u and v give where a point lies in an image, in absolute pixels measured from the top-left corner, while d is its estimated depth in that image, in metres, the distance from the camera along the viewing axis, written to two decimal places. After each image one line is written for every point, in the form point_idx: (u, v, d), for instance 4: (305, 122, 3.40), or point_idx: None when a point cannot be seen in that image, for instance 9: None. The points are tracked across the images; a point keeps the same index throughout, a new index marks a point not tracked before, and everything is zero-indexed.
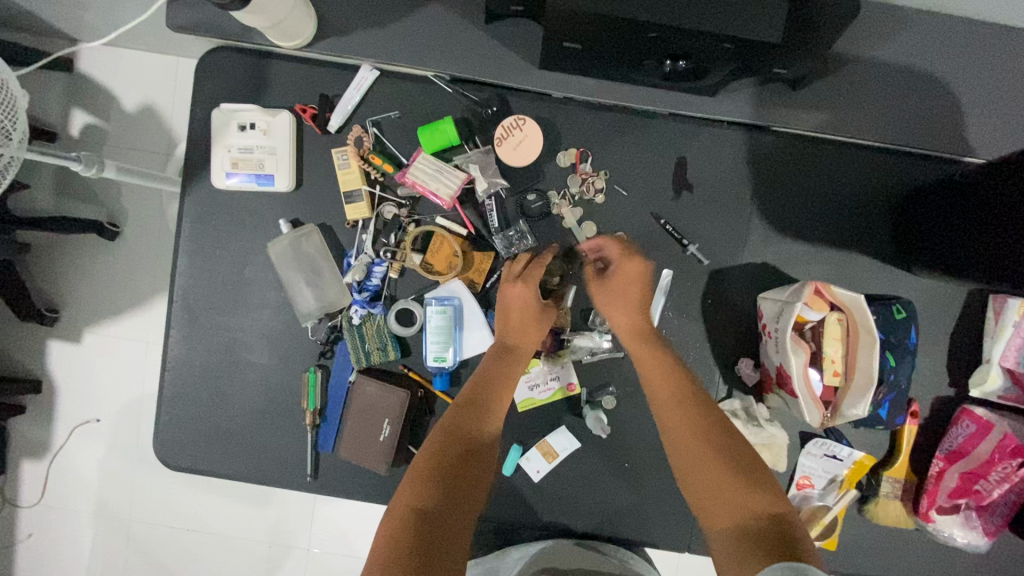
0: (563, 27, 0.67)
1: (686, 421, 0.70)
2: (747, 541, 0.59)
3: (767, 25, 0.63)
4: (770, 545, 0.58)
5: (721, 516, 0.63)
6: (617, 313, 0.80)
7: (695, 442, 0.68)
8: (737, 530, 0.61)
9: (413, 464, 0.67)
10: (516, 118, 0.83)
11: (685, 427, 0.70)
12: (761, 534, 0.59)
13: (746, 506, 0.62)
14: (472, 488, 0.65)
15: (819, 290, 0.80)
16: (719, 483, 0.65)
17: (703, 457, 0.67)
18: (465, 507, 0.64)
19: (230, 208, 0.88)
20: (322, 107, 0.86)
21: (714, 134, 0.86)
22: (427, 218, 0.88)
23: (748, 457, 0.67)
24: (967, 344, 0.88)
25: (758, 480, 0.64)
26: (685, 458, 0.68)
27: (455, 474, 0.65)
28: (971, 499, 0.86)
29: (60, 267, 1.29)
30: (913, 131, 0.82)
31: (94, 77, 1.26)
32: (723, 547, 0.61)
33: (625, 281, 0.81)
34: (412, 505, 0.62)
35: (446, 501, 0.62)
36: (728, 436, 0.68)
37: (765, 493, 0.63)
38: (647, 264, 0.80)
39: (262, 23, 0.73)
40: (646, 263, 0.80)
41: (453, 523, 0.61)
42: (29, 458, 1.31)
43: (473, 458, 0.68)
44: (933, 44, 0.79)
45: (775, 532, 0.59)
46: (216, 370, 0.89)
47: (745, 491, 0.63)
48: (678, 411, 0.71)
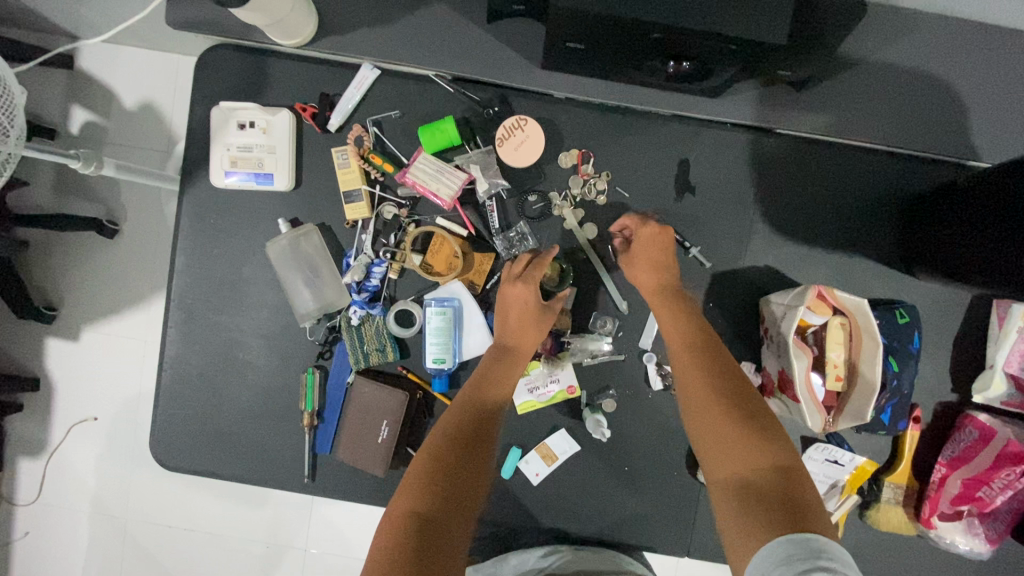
0: (565, 26, 0.67)
1: (702, 381, 0.69)
2: (752, 497, 0.57)
3: (772, 25, 0.62)
4: (774, 504, 0.56)
5: (725, 471, 0.62)
6: (641, 274, 0.81)
7: (708, 396, 0.67)
8: (740, 487, 0.59)
9: (416, 462, 0.67)
10: (517, 119, 0.82)
11: (697, 386, 0.69)
12: (766, 490, 0.57)
13: (754, 461, 0.60)
14: (472, 478, 0.65)
15: (822, 295, 0.79)
16: (729, 438, 0.63)
17: (714, 410, 0.66)
18: (466, 500, 0.63)
19: (229, 207, 0.87)
20: (322, 106, 0.85)
21: (717, 136, 0.85)
22: (427, 218, 0.87)
23: (764, 415, 0.65)
24: (970, 349, 0.87)
25: (770, 438, 0.62)
26: (696, 412, 0.67)
27: (456, 469, 0.65)
28: (974, 505, 0.85)
29: (58, 264, 1.28)
30: (918, 134, 0.81)
31: (94, 73, 1.25)
32: (724, 504, 0.59)
33: (652, 246, 0.81)
34: (411, 510, 0.61)
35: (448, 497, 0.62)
36: (744, 393, 0.67)
37: (774, 449, 0.61)
38: (665, 228, 0.81)
39: (263, 21, 0.72)
40: (663, 228, 0.81)
41: (455, 518, 0.61)
42: (26, 456, 1.31)
43: (474, 451, 0.68)
44: (937, 47, 0.79)
45: (782, 489, 0.57)
46: (213, 370, 0.88)
47: (756, 447, 0.61)
48: (697, 371, 0.70)
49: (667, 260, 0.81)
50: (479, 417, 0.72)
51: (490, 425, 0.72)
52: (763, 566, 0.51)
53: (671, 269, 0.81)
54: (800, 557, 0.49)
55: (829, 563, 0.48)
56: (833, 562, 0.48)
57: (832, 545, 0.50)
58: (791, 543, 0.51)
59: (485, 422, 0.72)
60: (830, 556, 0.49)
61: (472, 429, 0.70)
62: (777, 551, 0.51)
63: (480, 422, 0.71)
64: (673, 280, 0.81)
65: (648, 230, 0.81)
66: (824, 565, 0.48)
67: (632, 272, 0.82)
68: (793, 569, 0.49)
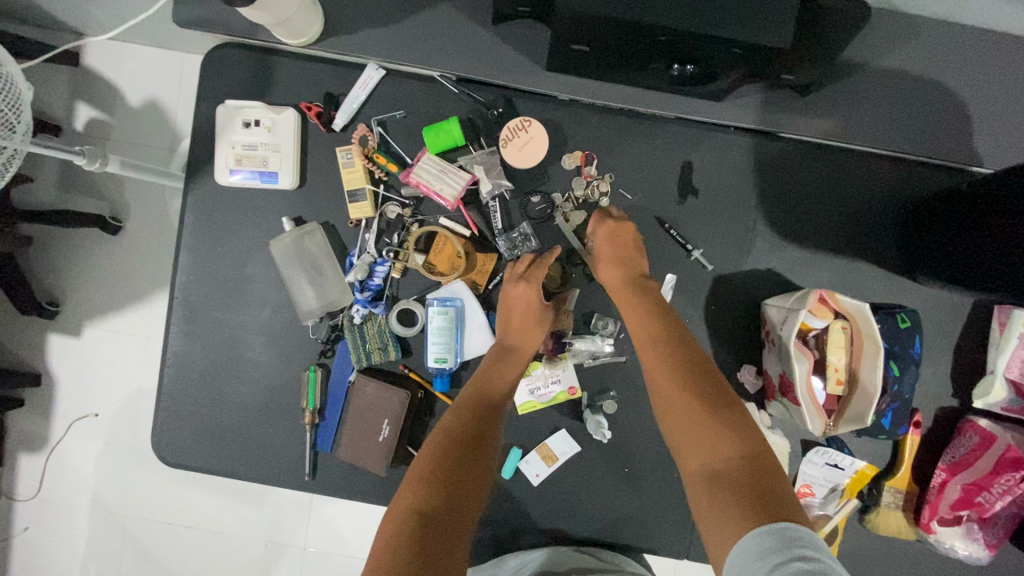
0: (569, 27, 0.67)
1: (672, 373, 0.69)
2: (721, 487, 0.58)
3: (777, 29, 0.62)
4: (744, 493, 0.56)
5: (696, 462, 0.62)
6: (605, 266, 0.81)
7: (679, 389, 0.68)
8: (710, 478, 0.60)
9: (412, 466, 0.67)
10: (522, 120, 0.82)
11: (666, 377, 0.69)
12: (736, 480, 0.58)
13: (723, 450, 0.61)
14: (467, 471, 0.66)
15: (824, 298, 0.79)
16: (701, 430, 0.63)
17: (685, 403, 0.66)
18: (460, 492, 0.64)
19: (233, 205, 0.88)
20: (327, 105, 0.85)
21: (720, 139, 0.85)
22: (431, 218, 0.87)
23: (730, 403, 0.65)
24: (972, 354, 0.87)
25: (739, 428, 0.63)
26: (667, 404, 0.68)
27: (447, 463, 0.66)
28: (974, 510, 0.86)
29: (61, 260, 1.29)
30: (920, 140, 0.82)
31: (100, 71, 1.26)
32: (699, 497, 0.60)
33: (616, 240, 0.82)
34: (410, 507, 0.61)
35: (444, 492, 0.63)
36: (711, 383, 0.67)
37: (742, 439, 0.62)
38: (627, 223, 0.82)
39: (270, 20, 0.72)
40: (626, 223, 0.82)
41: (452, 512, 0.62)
42: (26, 452, 1.31)
43: (466, 444, 0.68)
44: (940, 54, 0.79)
45: (752, 479, 0.58)
46: (216, 367, 0.89)
47: (726, 437, 0.62)
48: (663, 363, 0.71)
49: (632, 252, 0.81)
50: (468, 411, 0.73)
51: (479, 417, 0.72)
52: (741, 562, 0.51)
53: (636, 261, 0.81)
54: (775, 549, 0.50)
55: (803, 551, 0.49)
56: (807, 549, 0.49)
57: (805, 533, 0.51)
58: (764, 535, 0.51)
59: (473, 415, 0.72)
60: (802, 544, 0.50)
61: (462, 423, 0.71)
62: (751, 545, 0.51)
63: (467, 415, 0.72)
64: (637, 269, 0.81)
65: (604, 227, 0.82)
66: (797, 553, 0.49)
67: (597, 268, 0.82)
68: (769, 562, 0.49)
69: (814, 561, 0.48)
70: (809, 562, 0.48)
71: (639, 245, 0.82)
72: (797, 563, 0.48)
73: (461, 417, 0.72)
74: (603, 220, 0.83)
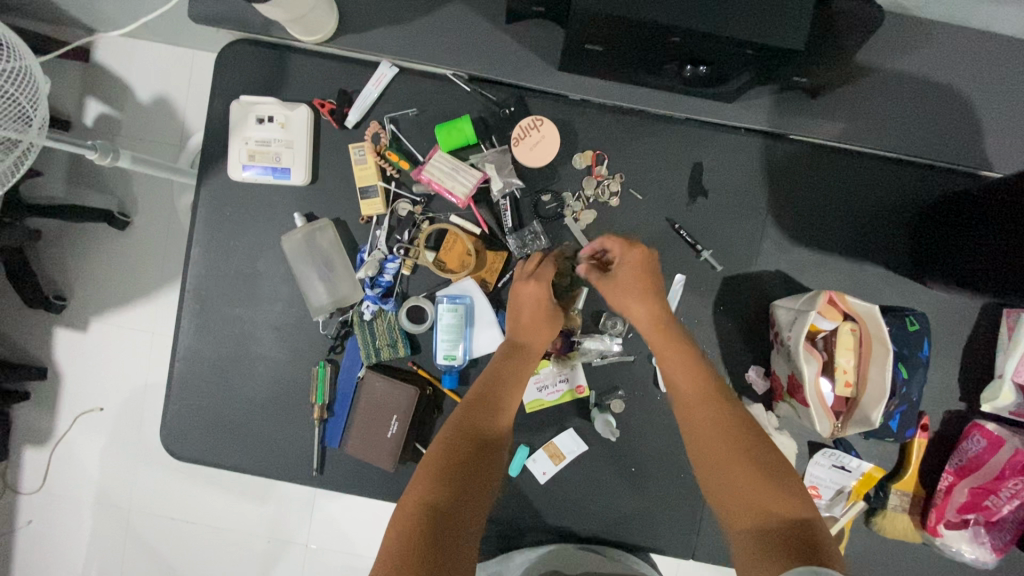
0: (584, 28, 0.68)
1: (716, 426, 0.71)
2: (772, 543, 0.60)
3: (791, 31, 0.63)
4: (795, 549, 0.59)
5: (745, 517, 0.64)
6: (635, 305, 0.80)
7: (722, 441, 0.69)
8: (760, 533, 0.62)
9: (425, 461, 0.67)
10: (533, 119, 0.83)
11: (710, 428, 0.71)
12: (787, 537, 0.60)
13: (771, 507, 0.64)
14: (476, 467, 0.67)
15: (833, 300, 0.80)
16: (750, 486, 0.66)
17: (731, 457, 0.68)
18: (469, 487, 0.65)
19: (245, 200, 0.88)
20: (340, 102, 0.86)
21: (731, 140, 0.86)
22: (441, 216, 0.88)
23: (776, 459, 0.68)
24: (979, 358, 0.87)
25: (785, 484, 0.65)
26: (710, 458, 0.70)
27: (460, 459, 0.67)
28: (981, 514, 0.86)
29: (69, 255, 1.30)
30: (930, 144, 0.82)
31: (111, 67, 1.27)
32: (747, 552, 0.62)
33: (641, 268, 0.81)
34: (421, 500, 0.62)
35: (455, 487, 0.64)
36: (759, 440, 0.69)
37: (789, 496, 0.64)
38: (648, 252, 0.81)
39: (284, 16, 0.73)
40: (647, 251, 0.82)
41: (463, 506, 0.63)
42: (31, 445, 1.31)
43: (477, 441, 0.69)
44: (950, 58, 0.79)
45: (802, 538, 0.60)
46: (225, 361, 0.89)
47: (774, 494, 0.64)
48: (705, 413, 0.72)
49: (657, 282, 0.81)
50: (484, 411, 0.73)
51: (491, 414, 0.73)
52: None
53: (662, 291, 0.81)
54: None
55: None
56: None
57: None
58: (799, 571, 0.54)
59: (484, 410, 0.73)
60: None
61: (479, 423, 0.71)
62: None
63: (478, 409, 0.73)
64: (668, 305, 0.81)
65: (635, 255, 0.81)
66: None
67: (629, 304, 0.81)
68: None
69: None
70: None
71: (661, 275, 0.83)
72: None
73: (472, 412, 0.72)
74: (631, 250, 0.82)
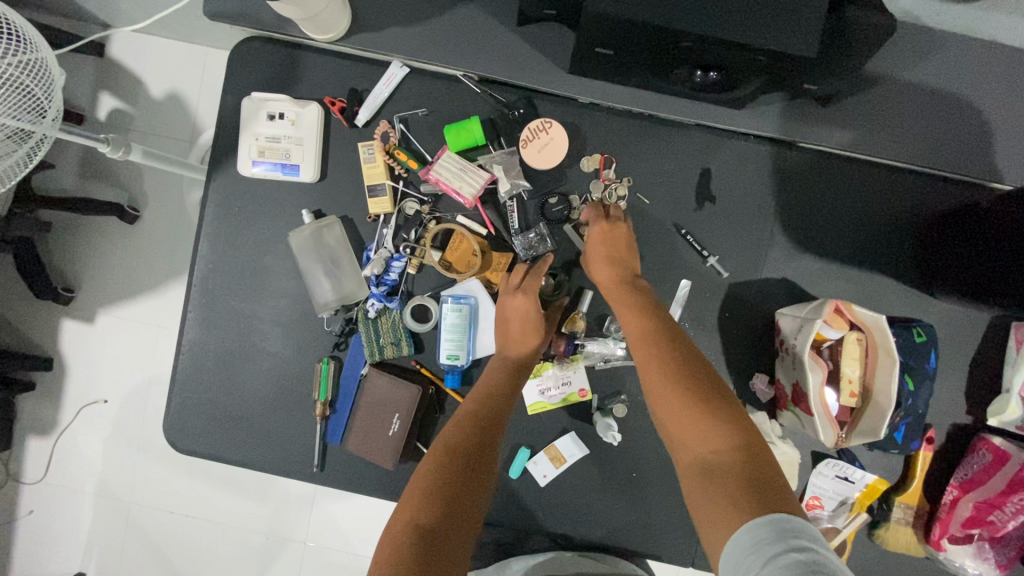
0: (596, 32, 0.68)
1: (661, 368, 0.69)
2: (714, 480, 0.58)
3: (803, 39, 0.63)
4: (738, 486, 0.56)
5: (690, 456, 0.62)
6: (596, 266, 0.82)
7: (665, 378, 0.68)
8: (704, 470, 0.60)
9: (414, 478, 0.67)
10: (542, 121, 0.84)
11: (655, 369, 0.69)
12: (730, 473, 0.58)
13: (714, 443, 0.61)
14: (465, 487, 0.66)
15: (839, 309, 0.79)
16: (690, 421, 0.64)
17: (672, 394, 0.66)
18: (458, 508, 0.64)
19: (254, 196, 0.89)
20: (351, 101, 0.86)
21: (739, 147, 0.85)
22: (448, 216, 0.88)
23: (719, 393, 0.65)
24: (986, 372, 0.86)
25: (726, 416, 0.63)
26: (657, 398, 0.68)
27: (449, 479, 0.66)
28: (985, 529, 0.84)
29: (78, 247, 1.31)
30: (943, 156, 0.81)
31: (126, 62, 1.28)
32: (694, 493, 0.60)
33: (614, 241, 0.82)
34: (408, 521, 0.62)
35: (444, 506, 0.63)
36: (699, 373, 0.67)
37: (732, 428, 0.62)
38: (625, 225, 0.83)
39: (299, 14, 0.74)
40: (624, 225, 0.83)
41: (452, 529, 0.62)
42: (34, 435, 1.32)
43: (467, 457, 0.69)
44: (961, 68, 0.79)
45: (748, 473, 0.58)
46: (230, 355, 0.89)
47: (718, 429, 0.62)
48: (648, 355, 0.71)
49: (623, 250, 0.82)
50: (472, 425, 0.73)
51: (480, 427, 0.73)
52: (736, 555, 0.51)
53: (629, 259, 0.81)
54: (770, 540, 0.50)
55: (798, 541, 0.49)
56: (803, 539, 0.49)
57: (798, 523, 0.51)
58: (758, 528, 0.51)
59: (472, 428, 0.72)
60: (797, 535, 0.49)
61: (467, 437, 0.71)
62: (746, 538, 0.51)
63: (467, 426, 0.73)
64: (631, 270, 0.81)
65: (606, 225, 0.82)
66: (793, 544, 0.48)
67: (590, 269, 0.83)
68: (765, 553, 0.49)
69: (808, 551, 0.48)
70: (803, 551, 0.47)
71: (630, 244, 0.83)
72: (793, 554, 0.47)
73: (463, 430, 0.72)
74: (597, 221, 0.83)
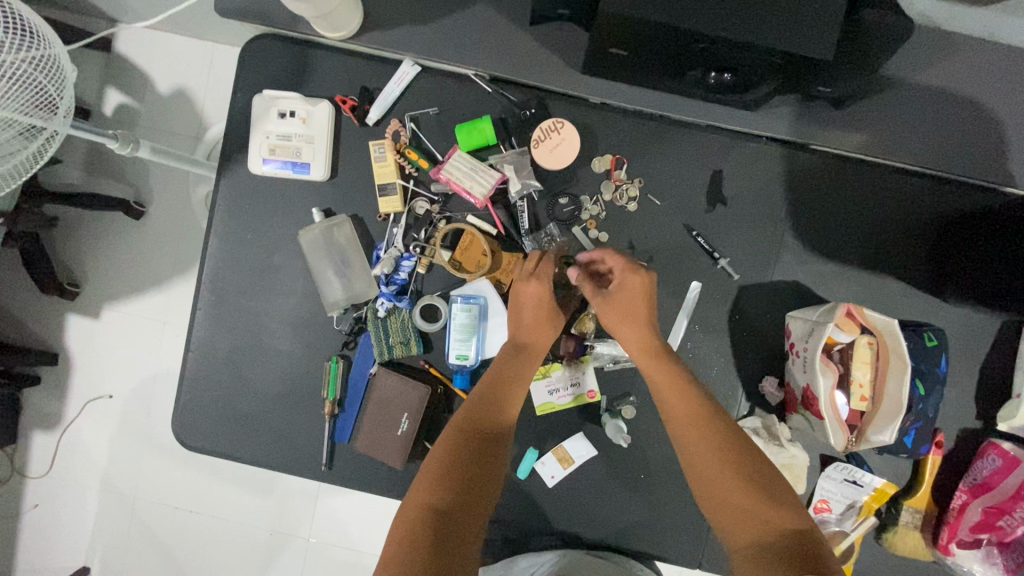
0: (611, 33, 0.68)
1: (713, 449, 0.68)
2: (771, 560, 0.59)
3: (821, 43, 0.62)
4: (795, 563, 0.57)
5: (743, 536, 0.63)
6: (623, 327, 0.79)
7: (715, 458, 0.68)
8: (759, 550, 0.61)
9: (427, 464, 0.68)
10: (554, 121, 0.83)
11: (705, 448, 0.69)
12: (784, 552, 0.59)
13: (768, 525, 0.62)
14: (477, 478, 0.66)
15: (851, 313, 0.79)
16: (742, 502, 0.65)
17: (724, 476, 0.67)
18: (469, 495, 0.65)
19: (264, 194, 0.89)
20: (362, 99, 0.86)
21: (751, 149, 0.85)
22: (458, 216, 0.87)
23: (767, 475, 0.67)
24: (997, 377, 0.86)
25: (778, 500, 0.64)
26: (706, 476, 0.68)
27: (462, 464, 0.67)
28: (994, 534, 0.84)
29: (85, 242, 1.31)
30: (958, 159, 0.81)
31: (134, 58, 1.28)
32: (747, 572, 0.60)
33: (634, 297, 0.79)
34: (423, 504, 0.62)
35: (456, 493, 0.64)
36: (750, 456, 0.68)
37: (784, 508, 0.63)
38: (648, 277, 0.79)
39: (310, 12, 0.73)
40: (647, 277, 0.79)
41: (464, 520, 0.62)
42: (40, 430, 1.33)
43: (478, 445, 0.69)
44: (976, 72, 0.79)
45: (800, 551, 0.59)
46: (239, 353, 0.89)
47: (772, 512, 0.63)
48: (696, 432, 0.70)
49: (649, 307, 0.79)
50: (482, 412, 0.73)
51: (491, 416, 0.73)
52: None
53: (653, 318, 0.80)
54: None
55: None
56: None
57: None
58: None
59: (486, 412, 0.73)
60: None
61: (478, 423, 0.71)
62: None
63: (480, 415, 0.72)
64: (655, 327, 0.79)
65: (636, 278, 0.79)
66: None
67: (613, 324, 0.79)
68: None
69: None
70: None
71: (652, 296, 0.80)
72: None
73: (474, 413, 0.73)
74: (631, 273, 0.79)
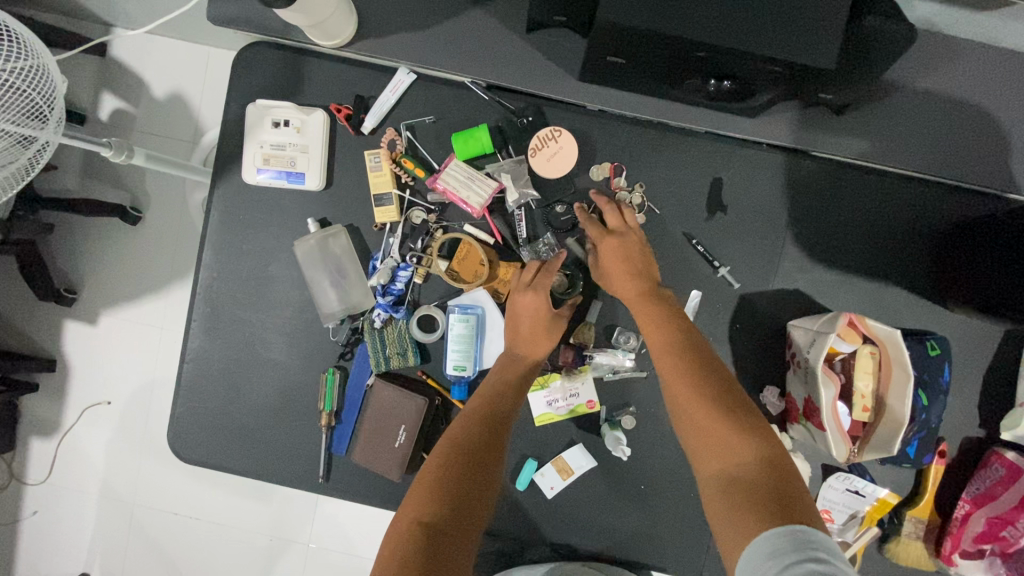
0: (611, 42, 0.67)
1: (687, 376, 0.68)
2: (740, 492, 0.58)
3: (824, 51, 0.61)
4: (766, 497, 0.57)
5: (714, 466, 0.62)
6: (617, 278, 0.79)
7: (690, 387, 0.67)
8: (729, 481, 0.60)
9: (421, 474, 0.67)
10: (552, 129, 0.82)
11: (682, 378, 0.68)
12: (754, 484, 0.58)
13: (739, 454, 0.61)
14: (474, 483, 0.66)
15: (853, 323, 0.78)
16: (714, 431, 0.63)
17: (699, 405, 0.65)
18: (464, 500, 0.64)
19: (259, 204, 0.88)
20: (357, 108, 0.85)
21: (751, 155, 0.84)
22: (455, 226, 0.87)
23: (753, 413, 0.65)
24: (1000, 385, 0.85)
25: (753, 431, 0.63)
26: (680, 403, 0.67)
27: (458, 474, 0.66)
28: (998, 544, 0.83)
29: (81, 248, 1.30)
30: (961, 165, 0.79)
31: (128, 63, 1.27)
32: (715, 498, 0.60)
33: (624, 249, 0.80)
34: (414, 520, 0.61)
35: (450, 504, 0.63)
36: (727, 385, 0.67)
37: (762, 443, 0.62)
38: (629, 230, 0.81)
39: (305, 22, 0.73)
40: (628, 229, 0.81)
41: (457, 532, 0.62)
42: (38, 436, 1.32)
43: (472, 453, 0.69)
44: (978, 77, 0.78)
45: (772, 485, 0.58)
46: (234, 364, 0.88)
47: (746, 442, 0.62)
48: (671, 361, 0.70)
49: (640, 261, 0.80)
50: (478, 424, 0.72)
51: (486, 425, 0.72)
52: (753, 561, 0.51)
53: (648, 268, 0.80)
54: (789, 550, 0.50)
55: (817, 552, 0.49)
56: (822, 551, 0.49)
57: (820, 537, 0.52)
58: (776, 538, 0.52)
59: (481, 424, 0.72)
60: (817, 546, 0.50)
61: (475, 436, 0.71)
62: (764, 546, 0.52)
63: (476, 425, 0.72)
64: (650, 280, 0.79)
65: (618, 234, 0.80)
66: (810, 555, 0.49)
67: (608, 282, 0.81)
68: (781, 562, 0.50)
69: (826, 563, 0.48)
70: (821, 564, 0.48)
71: (643, 250, 0.81)
72: (808, 564, 0.48)
73: (469, 423, 0.72)
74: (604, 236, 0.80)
